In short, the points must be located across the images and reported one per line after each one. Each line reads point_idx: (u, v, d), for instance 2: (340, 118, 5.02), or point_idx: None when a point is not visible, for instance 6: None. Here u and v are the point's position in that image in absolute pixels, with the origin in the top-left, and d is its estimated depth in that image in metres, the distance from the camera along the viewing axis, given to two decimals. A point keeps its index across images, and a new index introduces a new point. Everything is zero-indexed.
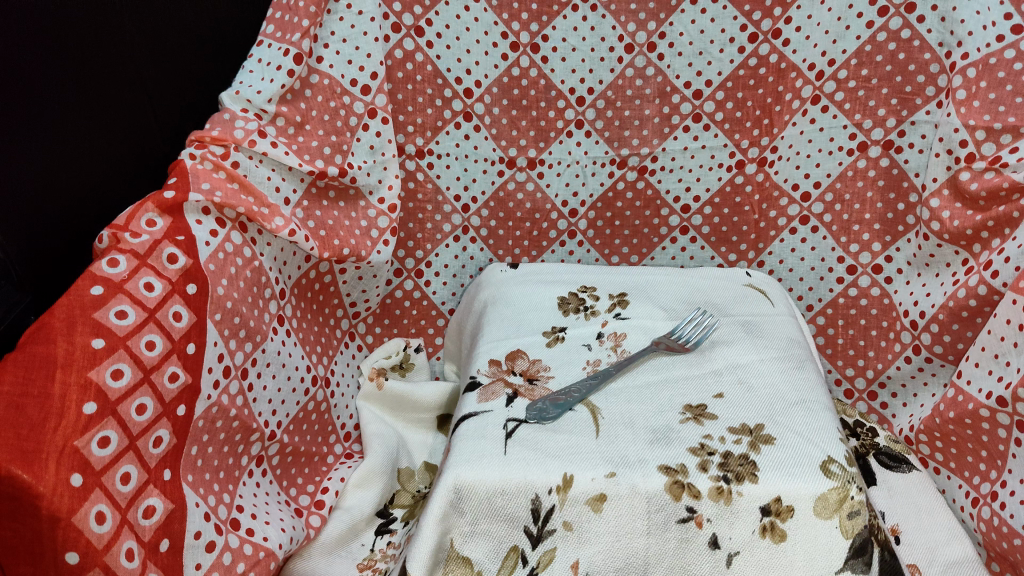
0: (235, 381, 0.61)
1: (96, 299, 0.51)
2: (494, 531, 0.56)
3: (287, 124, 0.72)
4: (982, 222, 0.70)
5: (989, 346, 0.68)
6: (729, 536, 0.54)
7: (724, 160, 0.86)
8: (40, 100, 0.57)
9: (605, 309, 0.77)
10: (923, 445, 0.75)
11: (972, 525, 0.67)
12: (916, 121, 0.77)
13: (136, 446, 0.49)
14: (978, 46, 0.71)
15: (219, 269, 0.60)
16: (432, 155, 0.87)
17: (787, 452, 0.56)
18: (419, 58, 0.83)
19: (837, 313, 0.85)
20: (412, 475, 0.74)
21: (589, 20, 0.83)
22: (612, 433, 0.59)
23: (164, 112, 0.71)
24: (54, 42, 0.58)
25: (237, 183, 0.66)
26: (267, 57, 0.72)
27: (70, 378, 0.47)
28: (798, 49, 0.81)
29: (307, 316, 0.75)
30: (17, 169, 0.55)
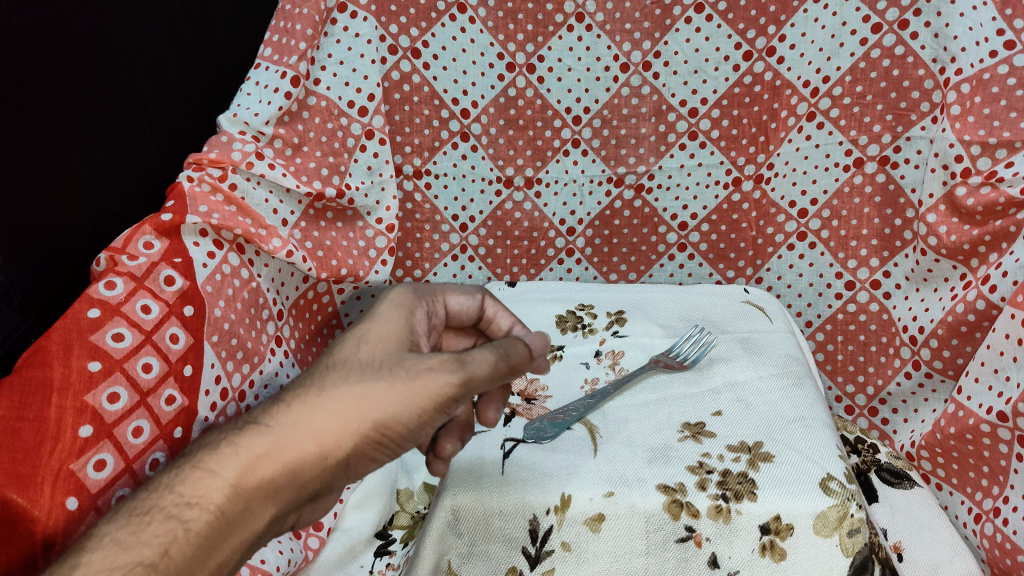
0: (232, 403, 0.60)
1: (92, 321, 0.51)
2: (492, 552, 0.55)
3: (285, 145, 0.72)
4: (978, 237, 0.70)
5: (988, 361, 0.68)
6: (728, 556, 0.54)
7: (720, 177, 0.87)
8: (39, 125, 0.57)
9: (603, 327, 0.77)
10: (925, 462, 0.74)
11: (975, 541, 0.66)
12: (911, 136, 0.77)
13: (132, 468, 0.49)
14: (972, 62, 0.70)
15: (216, 291, 0.60)
16: (429, 175, 0.87)
17: (787, 470, 0.56)
18: (416, 80, 0.83)
19: (835, 329, 0.85)
20: (411, 495, 0.67)
21: (584, 41, 0.84)
22: (610, 452, 0.59)
23: (163, 134, 0.72)
24: (52, 68, 0.58)
25: (234, 206, 0.65)
26: (264, 80, 0.72)
27: (66, 402, 0.47)
28: (793, 66, 0.81)
29: (306, 337, 0.75)
30: (16, 193, 0.56)
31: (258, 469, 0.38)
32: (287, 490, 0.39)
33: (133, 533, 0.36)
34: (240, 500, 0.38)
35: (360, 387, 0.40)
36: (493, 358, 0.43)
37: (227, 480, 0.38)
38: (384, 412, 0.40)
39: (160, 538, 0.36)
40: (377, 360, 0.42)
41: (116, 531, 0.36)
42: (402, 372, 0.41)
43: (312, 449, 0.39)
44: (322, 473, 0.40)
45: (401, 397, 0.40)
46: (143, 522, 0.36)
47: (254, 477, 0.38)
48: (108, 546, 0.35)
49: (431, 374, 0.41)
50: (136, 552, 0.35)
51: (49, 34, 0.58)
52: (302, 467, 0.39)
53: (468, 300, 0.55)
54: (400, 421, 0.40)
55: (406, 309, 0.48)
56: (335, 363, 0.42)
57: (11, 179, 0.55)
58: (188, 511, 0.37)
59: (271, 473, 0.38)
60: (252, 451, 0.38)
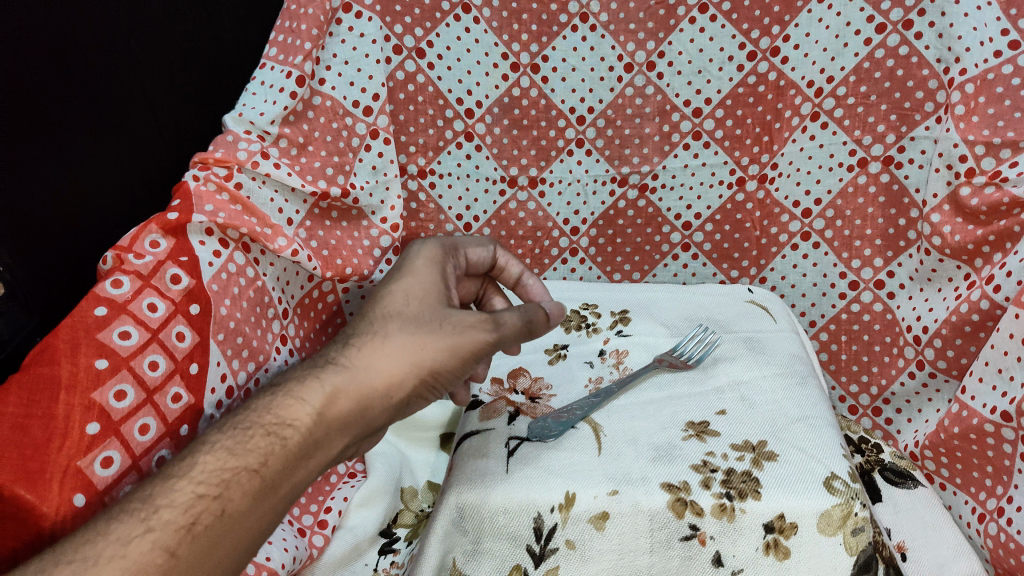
0: (238, 402, 0.60)
1: (100, 319, 0.51)
2: (496, 550, 0.55)
3: (290, 145, 0.72)
4: (983, 236, 0.70)
5: (992, 360, 0.68)
6: (732, 554, 0.54)
7: (724, 176, 0.87)
8: (45, 123, 0.58)
9: (607, 326, 0.77)
10: (928, 461, 0.74)
11: (979, 541, 0.67)
12: (915, 136, 0.77)
13: (138, 465, 0.50)
14: (976, 62, 0.70)
15: (222, 289, 0.61)
16: (433, 175, 0.87)
17: (791, 469, 0.56)
18: (420, 80, 0.84)
19: (839, 329, 0.85)
20: (415, 495, 0.69)
21: (588, 41, 0.84)
22: (615, 450, 0.59)
23: (170, 134, 0.73)
24: (58, 67, 0.59)
25: (240, 206, 0.65)
26: (269, 80, 0.72)
27: (73, 399, 0.47)
28: (797, 66, 0.81)
29: (311, 336, 0.75)
30: (21, 191, 0.56)
31: (337, 401, 0.50)
32: (355, 419, 0.51)
33: (237, 443, 0.45)
34: (321, 425, 0.49)
35: (415, 340, 0.54)
36: (519, 321, 0.59)
37: (312, 408, 0.49)
38: (434, 361, 0.54)
39: (262, 448, 0.45)
40: (422, 320, 0.56)
41: (224, 442, 0.45)
42: (446, 328, 0.55)
43: (376, 388, 0.52)
44: (381, 407, 0.53)
45: (446, 348, 0.55)
46: (244, 437, 0.46)
47: (334, 408, 0.50)
48: (222, 453, 0.44)
49: (470, 330, 0.56)
50: (243, 457, 0.45)
51: (56, 34, 0.58)
52: (368, 402, 0.52)
53: (481, 250, 0.70)
54: (444, 367, 0.55)
55: (439, 262, 0.63)
56: (391, 323, 0.55)
57: (16, 177, 0.55)
58: (283, 431, 0.47)
59: (347, 405, 0.50)
60: (334, 386, 0.50)
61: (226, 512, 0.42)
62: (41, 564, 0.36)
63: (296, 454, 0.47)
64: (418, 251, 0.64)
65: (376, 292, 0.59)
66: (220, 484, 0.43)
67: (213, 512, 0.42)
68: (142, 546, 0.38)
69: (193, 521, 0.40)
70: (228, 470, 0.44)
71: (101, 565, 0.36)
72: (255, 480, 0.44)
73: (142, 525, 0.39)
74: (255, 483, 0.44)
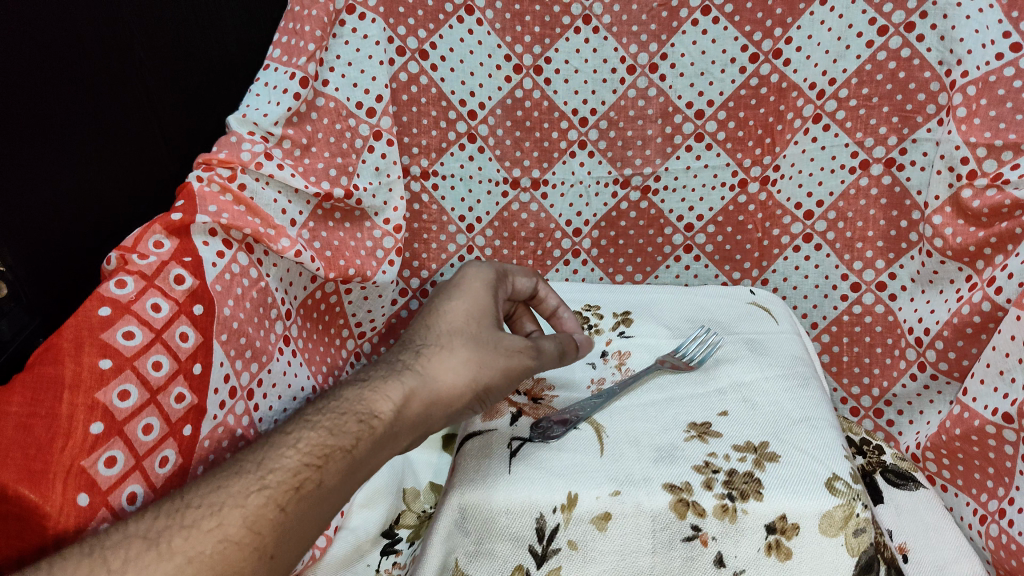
0: (241, 402, 0.61)
1: (104, 319, 0.51)
2: (498, 551, 0.55)
3: (293, 146, 0.72)
4: (985, 238, 0.71)
5: (994, 362, 0.68)
6: (734, 555, 0.54)
7: (726, 178, 0.87)
8: (47, 122, 0.58)
9: (609, 327, 0.77)
10: (931, 463, 0.74)
11: (980, 542, 0.67)
12: (917, 138, 0.77)
13: (142, 465, 0.50)
14: (978, 64, 0.70)
15: (225, 290, 0.61)
16: (437, 176, 0.87)
17: (792, 470, 0.56)
18: (423, 81, 0.84)
19: (841, 330, 0.85)
20: (417, 495, 0.69)
21: (591, 42, 0.84)
22: (617, 451, 0.59)
23: (173, 135, 0.73)
24: (61, 68, 0.59)
25: (243, 206, 0.66)
26: (273, 81, 0.73)
27: (77, 399, 0.47)
28: (799, 68, 0.81)
29: (313, 337, 0.75)
30: (24, 190, 0.56)
31: (414, 400, 0.54)
32: (422, 419, 0.55)
33: (334, 424, 0.49)
34: (399, 421, 0.53)
35: (478, 356, 0.59)
36: (556, 350, 0.65)
37: (396, 401, 0.53)
38: (495, 378, 0.59)
39: (354, 430, 0.50)
40: (485, 335, 0.60)
41: (322, 423, 0.49)
42: (504, 350, 0.60)
43: (443, 395, 0.56)
44: (442, 414, 0.57)
45: (503, 369, 0.59)
46: (338, 419, 0.50)
47: (410, 407, 0.54)
48: (320, 432, 0.49)
49: (521, 356, 0.61)
50: (340, 439, 0.49)
51: (59, 35, 0.58)
52: (434, 406, 0.56)
53: (526, 282, 0.71)
54: (498, 388, 0.59)
55: (492, 285, 0.66)
56: (457, 337, 0.59)
57: (18, 176, 0.55)
58: (372, 419, 0.51)
59: (420, 405, 0.55)
60: (412, 386, 0.54)
61: (322, 485, 0.46)
62: (178, 504, 0.42)
63: (379, 443, 0.51)
64: (470, 273, 0.67)
65: (435, 309, 0.62)
66: (320, 457, 0.47)
67: (312, 481, 0.46)
68: (257, 500, 0.43)
69: (298, 486, 0.45)
70: (326, 447, 0.48)
71: (225, 511, 0.41)
72: (346, 459, 0.48)
73: (258, 483, 0.44)
74: (345, 463, 0.48)
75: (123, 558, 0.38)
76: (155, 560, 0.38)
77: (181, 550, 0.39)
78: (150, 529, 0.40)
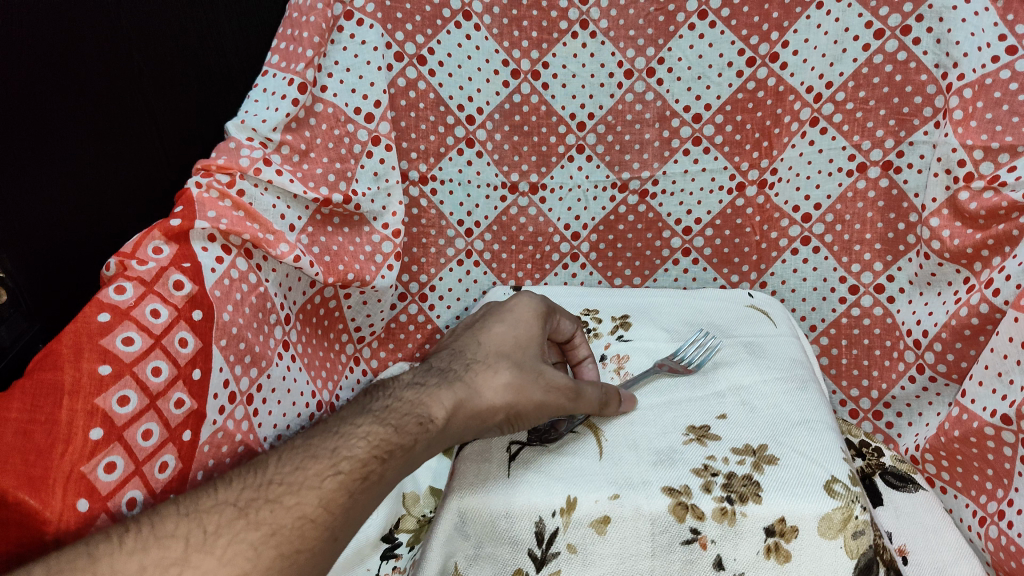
0: (240, 407, 0.61)
1: (103, 325, 0.51)
2: (497, 554, 0.56)
3: (292, 152, 0.73)
4: (982, 241, 0.71)
5: (991, 364, 0.68)
6: (734, 558, 0.54)
7: (724, 182, 0.87)
8: (38, 125, 0.59)
9: (608, 331, 0.78)
10: (929, 465, 0.75)
11: (980, 544, 0.67)
12: (914, 141, 0.77)
13: (141, 471, 0.50)
14: (973, 67, 0.71)
15: (224, 295, 0.60)
16: (435, 181, 0.87)
17: (792, 473, 0.56)
18: (422, 87, 0.83)
19: (839, 333, 0.85)
20: (417, 499, 0.68)
21: (588, 47, 0.85)
22: (616, 455, 0.60)
23: (171, 143, 0.73)
24: (56, 78, 0.60)
25: (242, 212, 0.66)
26: (271, 87, 0.73)
27: (76, 405, 0.48)
28: (796, 72, 0.81)
29: (313, 341, 0.75)
30: (13, 193, 0.57)
31: (463, 408, 0.56)
32: (467, 428, 0.57)
33: (398, 423, 0.51)
34: (448, 427, 0.55)
35: (519, 382, 0.58)
36: (599, 398, 0.60)
37: (449, 407, 0.55)
38: (530, 408, 0.58)
39: (413, 431, 0.52)
40: (529, 364, 0.61)
41: (386, 420, 0.52)
42: (545, 381, 0.59)
43: (487, 410, 0.57)
44: (483, 427, 0.58)
45: (541, 401, 0.58)
46: (399, 418, 0.52)
47: (459, 415, 0.56)
48: (384, 428, 0.51)
49: (559, 394, 0.59)
50: (401, 437, 0.51)
51: (53, 45, 0.59)
52: (480, 418, 0.57)
53: (568, 325, 0.69)
54: (533, 417, 0.59)
55: (543, 318, 0.66)
56: (505, 358, 0.61)
57: (8, 178, 0.57)
58: (428, 422, 0.53)
59: (468, 414, 0.56)
60: (462, 396, 0.56)
61: (382, 480, 0.48)
62: (262, 479, 0.44)
63: (429, 445, 0.53)
64: (522, 302, 0.67)
65: (488, 331, 0.63)
66: (382, 453, 0.49)
67: (374, 475, 0.47)
68: (331, 483, 0.45)
69: (365, 476, 0.47)
70: (389, 443, 0.50)
71: (303, 492, 0.44)
72: (404, 458, 0.50)
73: (330, 469, 0.46)
74: (402, 462, 0.50)
75: (215, 523, 0.40)
76: (245, 528, 0.40)
77: (265, 521, 0.41)
78: (239, 499, 0.42)
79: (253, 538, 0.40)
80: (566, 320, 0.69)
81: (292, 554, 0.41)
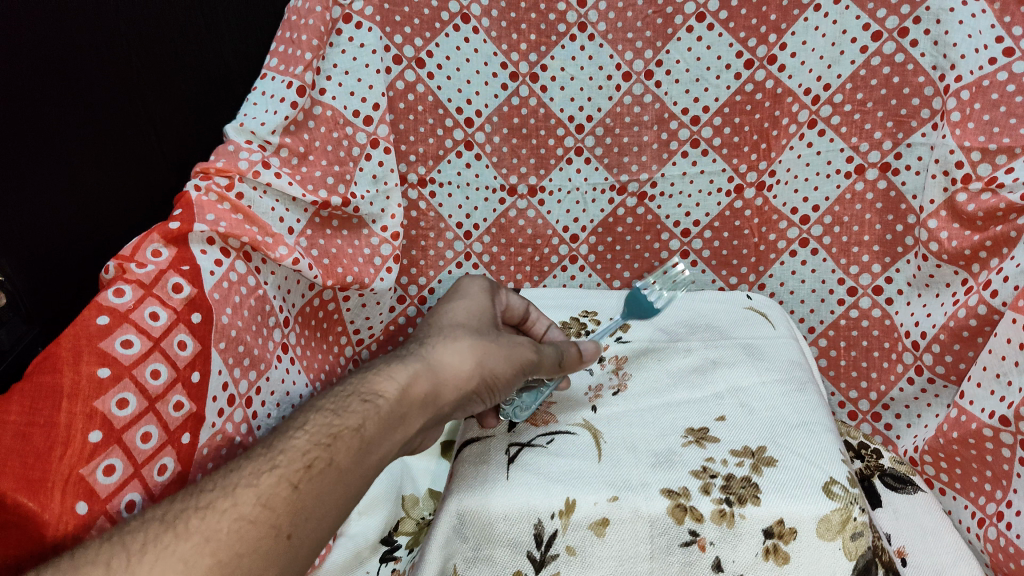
0: (239, 409, 0.61)
1: (102, 328, 0.51)
2: (497, 556, 0.56)
3: (291, 155, 0.72)
4: (980, 242, 0.71)
5: (990, 365, 0.69)
6: (732, 560, 0.54)
7: (722, 184, 0.87)
8: (34, 126, 0.59)
9: (606, 334, 0.78)
10: (928, 466, 0.74)
11: (979, 546, 0.67)
12: (912, 143, 0.78)
13: (140, 473, 0.50)
14: (971, 69, 0.71)
15: (223, 298, 0.60)
16: (433, 183, 0.87)
17: (789, 475, 0.56)
18: (420, 89, 0.83)
19: (838, 335, 0.85)
20: (416, 502, 0.68)
21: (586, 50, 0.85)
22: (615, 457, 0.60)
23: (170, 145, 0.73)
24: (52, 81, 0.60)
25: (241, 215, 0.66)
26: (270, 90, 0.73)
27: (76, 407, 0.48)
28: (794, 74, 0.82)
29: (311, 344, 0.75)
30: (12, 193, 0.58)
31: (418, 380, 0.55)
32: (430, 403, 0.56)
33: (342, 406, 0.51)
34: (406, 401, 0.53)
35: (479, 344, 0.61)
36: (555, 353, 0.64)
37: (401, 379, 0.54)
38: (492, 366, 0.60)
39: (360, 410, 0.50)
40: (480, 331, 0.63)
41: (329, 407, 0.51)
42: (504, 341, 0.63)
43: (450, 378, 0.58)
44: (450, 397, 0.58)
45: (505, 356, 0.61)
46: (344, 402, 0.51)
47: (415, 387, 0.55)
48: (329, 415, 0.49)
49: (522, 349, 0.62)
50: (347, 420, 0.49)
51: (49, 48, 0.59)
52: (443, 389, 0.57)
53: (518, 302, 0.73)
54: (503, 375, 0.60)
55: (491, 293, 0.71)
56: (459, 330, 0.63)
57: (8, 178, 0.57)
58: (377, 399, 0.52)
59: (425, 387, 0.55)
60: (415, 369, 0.56)
61: (334, 462, 0.46)
62: (193, 492, 0.42)
63: (387, 421, 0.51)
64: (468, 284, 0.72)
65: (437, 314, 0.67)
66: (328, 436, 0.48)
67: (323, 458, 0.46)
68: (270, 479, 0.43)
69: (308, 465, 0.45)
70: (334, 427, 0.49)
71: (238, 492, 0.42)
72: (355, 438, 0.49)
73: (268, 464, 0.44)
74: (355, 442, 0.48)
75: (140, 542, 0.38)
76: (174, 540, 0.38)
77: (198, 530, 0.39)
78: (165, 514, 0.40)
79: (184, 549, 0.38)
80: (515, 297, 0.73)
81: (233, 558, 0.39)
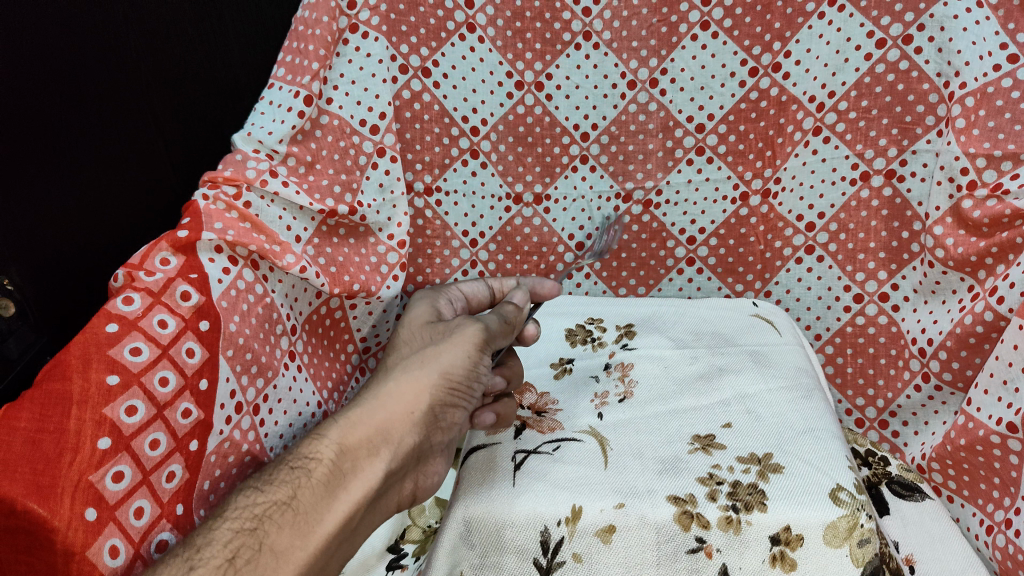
0: (247, 417, 0.61)
1: (111, 336, 0.52)
2: (505, 565, 0.55)
3: (298, 164, 0.73)
4: (985, 248, 0.72)
5: (996, 372, 0.69)
6: (739, 566, 0.54)
7: (727, 192, 0.87)
8: (37, 141, 0.60)
9: (612, 340, 0.78)
10: (936, 474, 0.75)
11: (987, 553, 0.67)
12: (917, 150, 0.78)
13: (149, 480, 0.51)
14: (976, 76, 0.72)
15: (230, 306, 0.61)
16: (440, 192, 0.88)
17: (797, 482, 0.56)
18: (426, 99, 0.83)
19: (845, 342, 0.86)
20: (422, 510, 0.68)
21: (591, 59, 0.84)
22: (621, 464, 0.60)
23: (179, 156, 0.74)
24: (54, 97, 0.61)
25: (249, 223, 0.66)
26: (278, 99, 0.73)
27: (84, 414, 0.48)
28: (799, 82, 0.81)
29: (318, 352, 0.75)
30: (14, 209, 0.59)
31: (355, 428, 0.55)
32: (382, 442, 0.56)
33: (273, 480, 0.51)
34: (346, 454, 0.54)
35: (415, 363, 0.60)
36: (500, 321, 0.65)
37: (335, 437, 0.55)
38: (441, 376, 0.60)
39: (291, 481, 0.51)
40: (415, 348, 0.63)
41: (259, 485, 0.51)
42: (445, 345, 0.62)
43: (395, 411, 0.58)
44: (406, 426, 0.57)
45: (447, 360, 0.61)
46: (273, 474, 0.52)
47: (353, 436, 0.55)
48: (256, 493, 0.50)
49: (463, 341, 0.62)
50: (275, 495, 0.50)
51: (50, 65, 0.60)
52: (390, 426, 0.57)
53: (478, 285, 0.77)
54: (452, 376, 0.60)
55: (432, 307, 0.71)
56: (399, 359, 0.62)
57: (5, 185, 0.58)
58: (307, 464, 0.52)
59: (365, 432, 0.56)
60: (348, 421, 0.56)
61: (264, 544, 0.47)
62: None
63: (324, 482, 0.52)
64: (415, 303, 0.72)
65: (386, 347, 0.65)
66: (254, 518, 0.49)
67: (251, 546, 0.47)
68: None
69: (231, 556, 0.46)
70: (260, 506, 0.49)
71: None
72: (287, 512, 0.50)
73: (184, 564, 0.44)
74: (287, 516, 0.49)
75: None
76: None
77: None
78: None
79: None
80: (474, 282, 0.77)
81: None
